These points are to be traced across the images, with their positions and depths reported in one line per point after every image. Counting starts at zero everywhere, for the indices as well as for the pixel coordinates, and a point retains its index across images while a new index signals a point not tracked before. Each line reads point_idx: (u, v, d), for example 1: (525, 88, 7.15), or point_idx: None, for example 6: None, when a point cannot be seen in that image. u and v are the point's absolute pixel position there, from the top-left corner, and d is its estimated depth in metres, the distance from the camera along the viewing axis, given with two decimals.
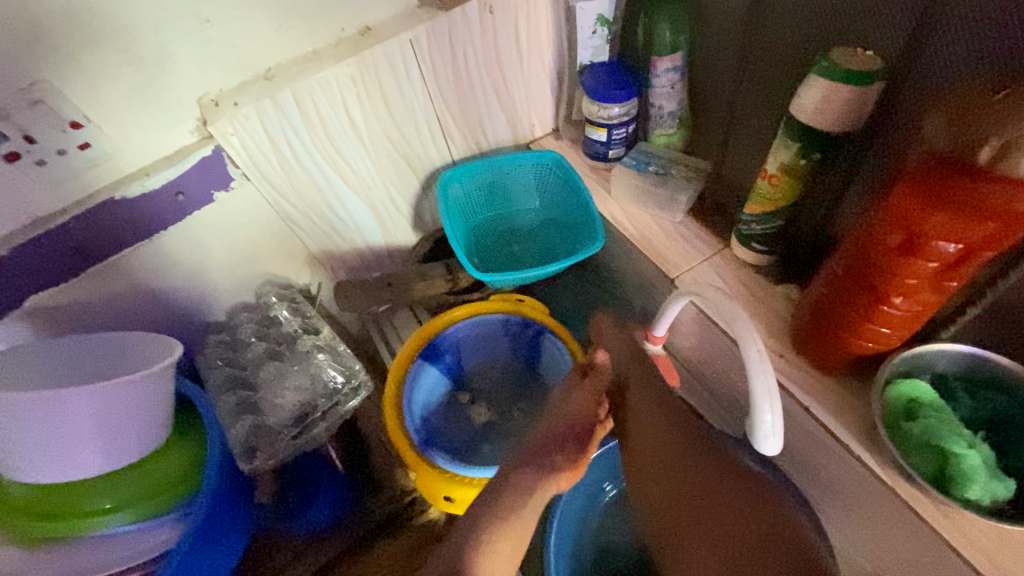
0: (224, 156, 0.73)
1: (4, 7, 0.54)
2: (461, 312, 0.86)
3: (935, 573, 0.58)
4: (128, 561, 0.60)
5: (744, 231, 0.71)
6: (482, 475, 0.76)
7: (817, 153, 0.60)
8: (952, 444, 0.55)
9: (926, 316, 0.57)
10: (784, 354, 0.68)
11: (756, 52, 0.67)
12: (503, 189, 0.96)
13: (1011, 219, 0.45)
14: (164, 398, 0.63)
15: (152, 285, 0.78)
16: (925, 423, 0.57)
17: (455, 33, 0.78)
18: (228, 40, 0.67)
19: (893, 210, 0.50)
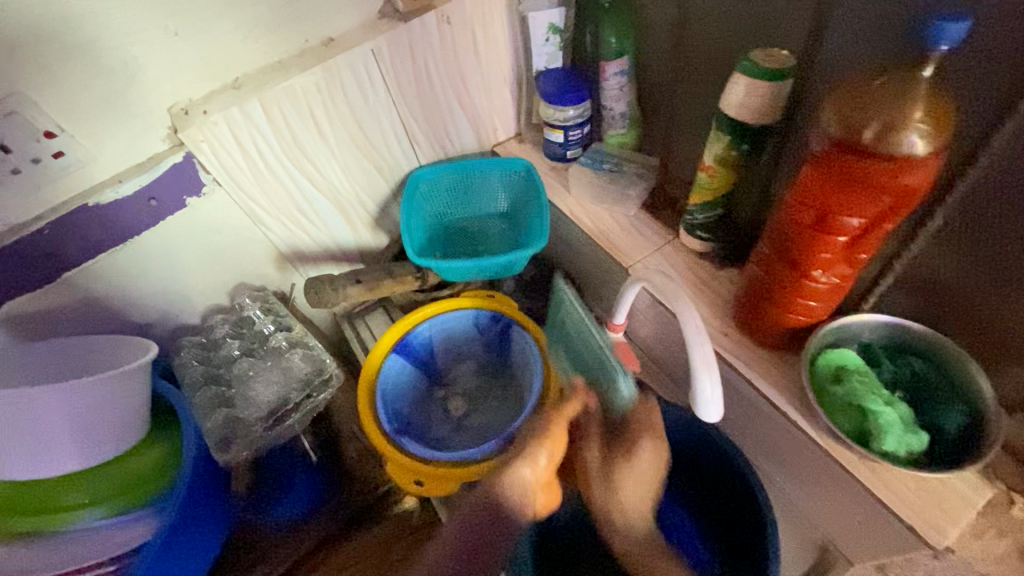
0: (197, 162, 0.78)
1: None
2: (432, 309, 0.94)
3: (870, 525, 0.64)
4: (106, 550, 0.71)
5: (689, 221, 0.79)
6: (451, 458, 0.79)
7: (746, 143, 0.67)
8: (870, 402, 0.59)
9: (847, 289, 0.61)
10: (728, 333, 0.73)
11: (686, 59, 0.76)
12: (469, 188, 1.03)
13: (901, 195, 0.49)
14: (140, 397, 0.74)
15: (132, 284, 0.84)
16: (848, 385, 0.61)
17: (415, 41, 0.84)
18: (194, 50, 0.71)
19: (808, 191, 0.53)
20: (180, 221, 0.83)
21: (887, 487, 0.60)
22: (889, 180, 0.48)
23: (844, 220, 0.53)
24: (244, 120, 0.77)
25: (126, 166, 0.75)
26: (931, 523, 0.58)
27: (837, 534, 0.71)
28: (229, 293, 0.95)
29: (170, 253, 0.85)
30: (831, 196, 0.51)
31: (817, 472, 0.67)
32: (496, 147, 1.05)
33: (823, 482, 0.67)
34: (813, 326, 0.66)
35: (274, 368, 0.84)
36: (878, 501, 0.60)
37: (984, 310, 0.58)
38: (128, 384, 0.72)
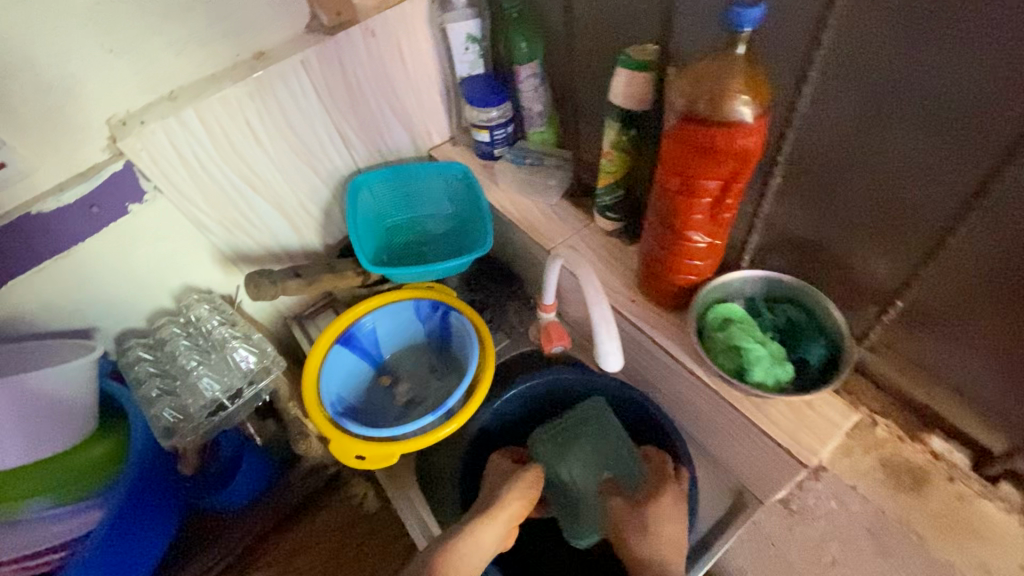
0: (136, 170, 0.83)
1: None
2: (373, 302, 1.00)
3: (758, 456, 0.73)
4: (55, 535, 0.76)
5: (600, 203, 0.87)
6: (390, 434, 0.85)
7: (633, 129, 0.76)
8: (741, 341, 0.68)
9: (723, 247, 0.70)
10: (635, 299, 0.81)
11: (582, 58, 0.86)
12: (411, 191, 1.09)
13: (741, 156, 0.58)
14: (86, 394, 0.77)
15: (79, 289, 0.88)
16: (727, 331, 0.69)
17: (343, 53, 0.89)
18: (129, 65, 0.77)
19: (670, 160, 0.62)
20: (124, 227, 0.87)
21: (767, 418, 0.68)
22: (729, 143, 0.57)
23: (703, 183, 0.61)
24: (179, 128, 0.82)
25: (68, 176, 0.80)
26: (804, 445, 0.66)
27: (744, 474, 0.79)
28: (175, 296, 1.00)
29: (114, 258, 0.89)
30: (688, 163, 0.60)
31: (714, 413, 0.75)
32: (432, 150, 1.13)
33: (721, 423, 0.75)
34: (700, 284, 0.74)
35: (220, 362, 0.88)
36: (761, 431, 0.68)
37: (832, 256, 0.66)
38: (75, 381, 0.75)
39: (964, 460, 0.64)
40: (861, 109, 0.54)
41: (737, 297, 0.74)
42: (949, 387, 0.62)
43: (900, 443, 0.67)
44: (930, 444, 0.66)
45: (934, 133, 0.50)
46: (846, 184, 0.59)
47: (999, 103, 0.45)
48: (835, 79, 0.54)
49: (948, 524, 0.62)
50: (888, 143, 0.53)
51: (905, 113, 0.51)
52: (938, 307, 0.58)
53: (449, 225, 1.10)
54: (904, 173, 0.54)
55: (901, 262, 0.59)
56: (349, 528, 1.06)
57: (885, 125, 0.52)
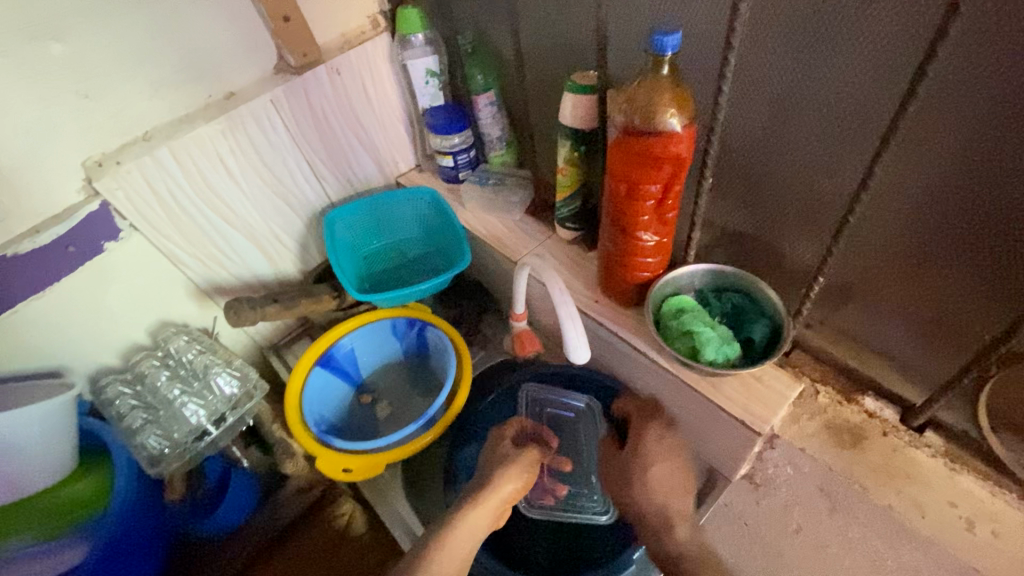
0: (112, 209, 0.85)
1: None
2: (350, 324, 1.03)
3: (717, 431, 0.80)
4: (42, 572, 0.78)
5: (559, 216, 0.95)
6: (375, 446, 0.89)
7: (583, 146, 0.84)
8: (697, 326, 0.75)
9: (671, 244, 0.78)
10: (598, 299, 0.89)
11: (533, 86, 0.95)
12: (384, 217, 1.14)
13: (675, 163, 0.67)
14: (66, 428, 0.78)
15: (55, 329, 0.89)
16: (682, 319, 0.77)
17: (310, 91, 0.95)
18: (104, 109, 0.81)
19: (616, 169, 0.70)
20: (98, 266, 0.89)
21: (723, 394, 0.76)
22: (663, 150, 0.65)
23: (646, 187, 0.69)
24: (156, 167, 0.86)
25: (43, 218, 0.81)
26: (756, 416, 0.74)
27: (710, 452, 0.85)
28: (151, 333, 1.01)
29: (90, 296, 0.91)
30: (631, 170, 0.68)
31: (676, 396, 0.82)
32: (399, 177, 1.19)
33: (683, 405, 0.82)
34: (653, 281, 0.82)
35: (203, 389, 0.92)
36: (718, 407, 0.75)
37: (765, 244, 0.76)
38: (55, 418, 0.76)
39: (893, 415, 0.74)
40: (768, 117, 0.64)
41: (687, 290, 0.82)
42: (872, 347, 0.73)
43: (839, 407, 0.76)
44: (863, 404, 0.76)
45: (827, 132, 0.61)
46: (767, 180, 0.69)
47: (870, 105, 0.56)
48: (744, 95, 0.65)
49: (886, 472, 0.71)
50: (794, 143, 0.64)
51: (803, 118, 0.61)
52: (852, 277, 0.69)
53: (422, 247, 1.16)
54: (809, 167, 0.64)
55: (819, 243, 0.70)
56: (338, 547, 1.06)
57: (788, 129, 0.63)
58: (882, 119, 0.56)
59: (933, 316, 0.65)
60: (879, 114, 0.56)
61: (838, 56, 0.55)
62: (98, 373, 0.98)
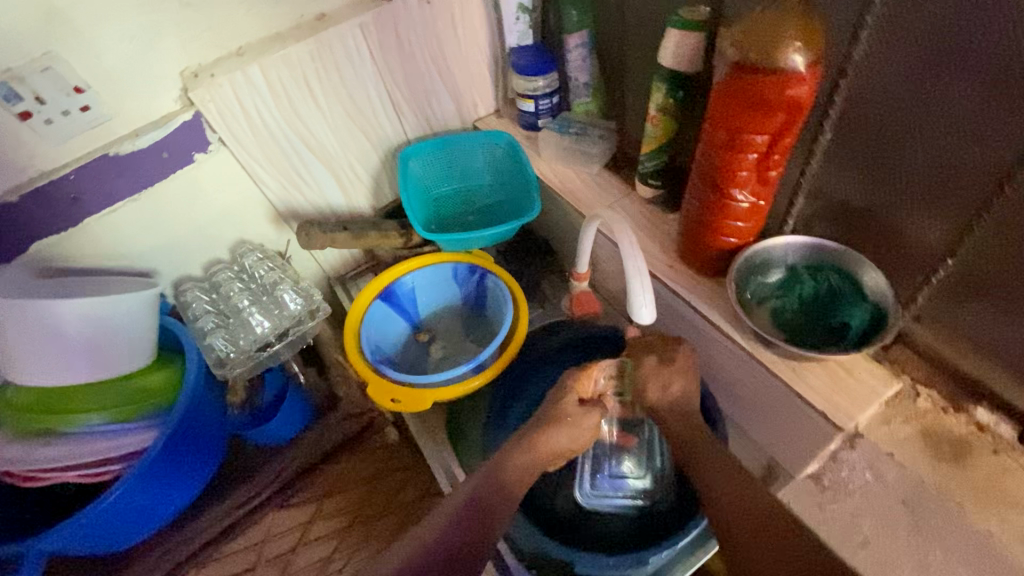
0: (203, 121, 0.87)
1: None
2: (413, 264, 1.03)
3: (787, 420, 0.73)
4: (109, 450, 0.84)
5: (641, 171, 0.88)
6: (427, 383, 0.89)
7: (680, 91, 0.77)
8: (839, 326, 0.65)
9: (767, 208, 0.70)
10: (673, 265, 0.82)
11: (632, 26, 0.87)
12: (459, 161, 1.11)
13: (790, 108, 0.59)
14: (145, 320, 0.86)
15: (146, 232, 0.94)
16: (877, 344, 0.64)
17: (398, 19, 0.93)
18: (204, 20, 0.82)
19: (717, 113, 0.63)
20: (187, 176, 0.92)
21: (805, 382, 0.68)
22: (778, 94, 0.58)
23: (750, 138, 0.62)
24: (246, 83, 0.87)
25: (143, 122, 0.85)
26: (840, 410, 0.66)
27: (774, 443, 0.78)
28: (230, 249, 1.05)
29: (178, 204, 0.95)
30: (735, 116, 0.61)
31: (746, 379, 0.76)
32: (477, 121, 1.14)
33: (755, 390, 0.75)
34: (740, 250, 0.74)
35: (271, 303, 0.98)
36: (798, 396, 0.68)
37: (881, 221, 0.67)
38: (138, 309, 0.84)
39: (1009, 432, 0.66)
40: (917, 63, 0.55)
41: (779, 265, 0.74)
42: (993, 351, 0.64)
43: (942, 415, 0.69)
44: (975, 416, 0.68)
45: (992, 80, 0.51)
46: (899, 142, 0.60)
47: None
48: (888, 33, 0.55)
49: (990, 493, 0.64)
50: (942, 96, 0.54)
51: (963, 62, 0.52)
52: (987, 264, 0.59)
53: (493, 195, 1.13)
54: (958, 127, 0.55)
55: (951, 221, 0.60)
56: (378, 479, 1.10)
57: (939, 77, 0.54)
58: None
59: None
60: None
61: None
62: (181, 280, 1.03)
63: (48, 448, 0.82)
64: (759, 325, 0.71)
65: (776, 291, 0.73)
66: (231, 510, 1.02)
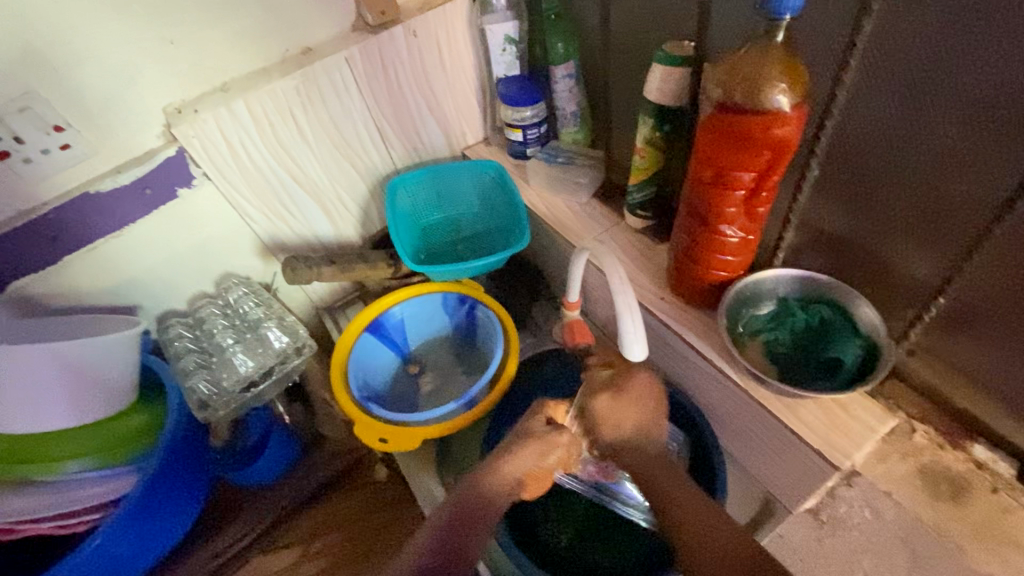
0: (187, 156, 0.86)
1: (12, 34, 0.69)
2: (400, 295, 1.01)
3: (782, 455, 0.72)
4: (88, 498, 0.82)
5: (630, 201, 0.88)
6: (415, 420, 0.88)
7: (667, 125, 0.77)
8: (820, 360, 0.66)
9: (757, 242, 0.70)
10: (664, 296, 0.81)
11: (618, 57, 0.88)
12: (447, 189, 1.10)
13: (777, 146, 0.58)
14: (126, 361, 0.83)
15: (129, 269, 0.92)
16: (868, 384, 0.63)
17: (385, 52, 0.92)
18: (187, 57, 0.81)
19: (705, 150, 0.62)
20: (171, 212, 0.90)
21: (799, 419, 0.67)
22: (764, 133, 0.57)
23: (737, 174, 0.61)
24: (230, 118, 0.85)
25: (126, 159, 0.84)
26: (836, 448, 0.65)
27: (772, 478, 0.76)
28: (216, 282, 1.02)
29: (162, 240, 0.92)
30: (722, 154, 0.61)
31: (740, 413, 0.74)
32: (467, 149, 1.13)
33: (750, 425, 0.74)
34: (730, 283, 0.73)
35: (254, 341, 0.98)
36: (793, 433, 0.67)
37: (873, 255, 0.66)
38: (118, 350, 0.81)
39: (1008, 469, 0.65)
40: (905, 102, 0.54)
41: (769, 298, 0.73)
42: (990, 387, 0.63)
43: (940, 451, 0.68)
44: (972, 452, 0.67)
45: (979, 121, 0.50)
46: (889, 178, 0.59)
47: None
48: (873, 72, 0.55)
49: (989, 533, 0.63)
50: (933, 135, 0.54)
51: (950, 102, 0.51)
52: (978, 301, 0.59)
53: (483, 223, 1.12)
54: (947, 165, 0.54)
55: (943, 258, 0.59)
56: (370, 513, 1.09)
57: (927, 116, 0.53)
58: None
59: None
60: None
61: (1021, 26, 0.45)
62: (165, 314, 1.00)
63: (24, 496, 0.80)
64: (751, 360, 0.70)
65: (769, 323, 0.72)
66: (216, 555, 1.00)
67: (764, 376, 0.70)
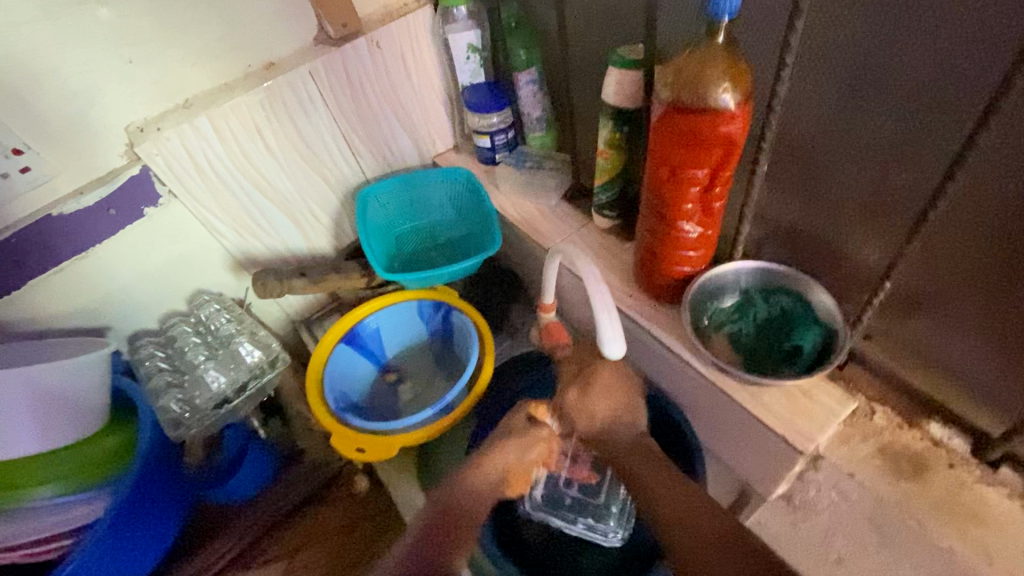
0: (151, 174, 0.85)
1: None
2: (373, 305, 1.02)
3: (752, 443, 0.73)
4: (60, 524, 0.81)
5: (596, 203, 0.90)
6: (391, 428, 0.88)
7: (626, 126, 0.79)
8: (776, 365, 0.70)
9: (715, 237, 0.72)
10: (633, 294, 0.83)
11: (578, 61, 0.89)
12: (419, 197, 1.11)
13: (726, 143, 0.60)
14: (95, 384, 0.82)
15: (97, 291, 0.90)
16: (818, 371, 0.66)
17: (349, 63, 0.92)
18: (148, 76, 0.81)
19: (660, 149, 0.64)
20: (138, 232, 0.89)
21: (764, 407, 0.69)
22: (713, 131, 0.59)
23: (692, 172, 0.63)
24: (194, 135, 0.85)
25: (88, 180, 0.83)
26: (799, 432, 0.67)
27: (745, 466, 0.77)
28: (187, 300, 1.01)
29: (129, 260, 0.91)
30: (676, 152, 0.62)
31: (710, 405, 0.76)
32: (437, 157, 1.14)
33: (719, 415, 0.76)
34: (694, 278, 0.75)
35: (227, 357, 0.98)
36: (758, 421, 0.69)
37: (826, 244, 0.68)
38: (87, 373, 0.81)
39: (962, 445, 0.68)
40: (845, 98, 0.57)
41: (732, 290, 0.75)
42: (942, 366, 0.65)
43: (899, 431, 0.70)
44: (928, 430, 0.69)
45: (910, 111, 0.53)
46: (833, 169, 0.62)
47: (968, 78, 0.48)
48: (811, 68, 0.58)
49: (948, 509, 0.65)
50: (873, 128, 0.56)
51: (887, 95, 0.54)
52: (923, 284, 0.62)
53: (456, 229, 1.13)
54: (886, 155, 0.57)
55: (889, 244, 0.62)
56: (352, 527, 1.09)
57: (865, 111, 0.56)
58: (985, 94, 0.48)
59: (1015, 332, 0.57)
60: (978, 97, 0.49)
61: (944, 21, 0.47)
62: (136, 334, 0.98)
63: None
64: (716, 351, 0.73)
65: (733, 314, 0.74)
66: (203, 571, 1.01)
67: (729, 367, 0.72)
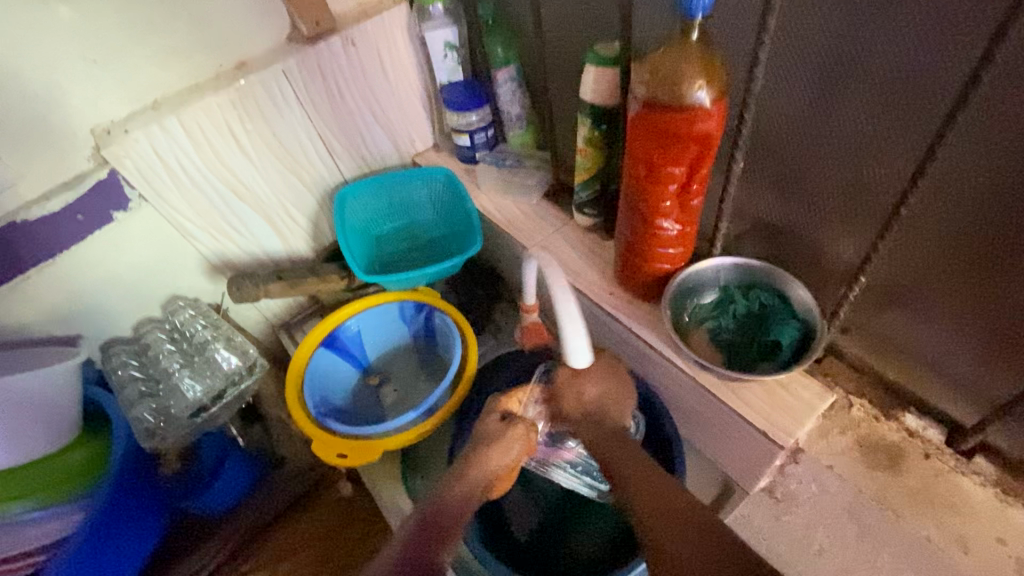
0: (120, 178, 0.83)
1: None
2: (353, 308, 1.00)
3: (734, 439, 0.74)
4: (32, 541, 0.79)
5: (576, 201, 0.89)
6: (372, 433, 0.87)
7: (604, 123, 0.78)
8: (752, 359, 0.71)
9: (693, 234, 0.72)
10: (614, 292, 0.83)
11: (556, 58, 0.89)
12: (398, 197, 1.10)
13: (702, 140, 0.60)
14: (66, 396, 0.80)
15: (66, 299, 0.87)
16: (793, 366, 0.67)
17: (324, 62, 0.91)
18: (114, 76, 0.78)
19: (637, 146, 0.64)
20: (107, 237, 0.87)
21: (744, 402, 0.69)
22: (689, 128, 0.59)
23: (669, 169, 0.63)
24: (164, 136, 0.83)
25: (54, 184, 0.80)
26: (779, 427, 0.68)
27: (728, 461, 0.78)
28: (161, 306, 0.99)
29: (99, 267, 0.88)
30: (653, 149, 0.62)
31: (692, 401, 0.76)
32: (417, 157, 1.13)
33: (701, 411, 0.76)
34: (673, 275, 0.75)
35: (203, 364, 0.96)
36: (739, 416, 0.69)
37: (802, 239, 0.69)
38: (57, 384, 0.78)
39: (937, 435, 0.69)
40: (818, 94, 0.57)
41: (711, 286, 0.75)
42: (916, 357, 0.66)
43: (876, 423, 0.71)
44: (905, 422, 0.70)
45: (881, 107, 0.53)
46: (808, 165, 0.62)
47: (938, 75, 0.49)
48: (785, 64, 0.58)
49: (925, 499, 0.66)
50: (847, 124, 0.56)
51: (859, 91, 0.54)
52: (897, 278, 0.63)
53: (436, 229, 1.12)
54: (860, 151, 0.57)
55: (865, 239, 0.63)
56: (338, 531, 1.09)
57: (838, 107, 0.56)
58: (954, 89, 0.49)
59: (986, 323, 0.58)
60: (948, 92, 0.49)
61: (913, 17, 0.47)
62: (108, 343, 0.95)
63: None
64: (696, 347, 0.73)
65: (713, 310, 0.74)
66: None
67: (709, 363, 0.72)
